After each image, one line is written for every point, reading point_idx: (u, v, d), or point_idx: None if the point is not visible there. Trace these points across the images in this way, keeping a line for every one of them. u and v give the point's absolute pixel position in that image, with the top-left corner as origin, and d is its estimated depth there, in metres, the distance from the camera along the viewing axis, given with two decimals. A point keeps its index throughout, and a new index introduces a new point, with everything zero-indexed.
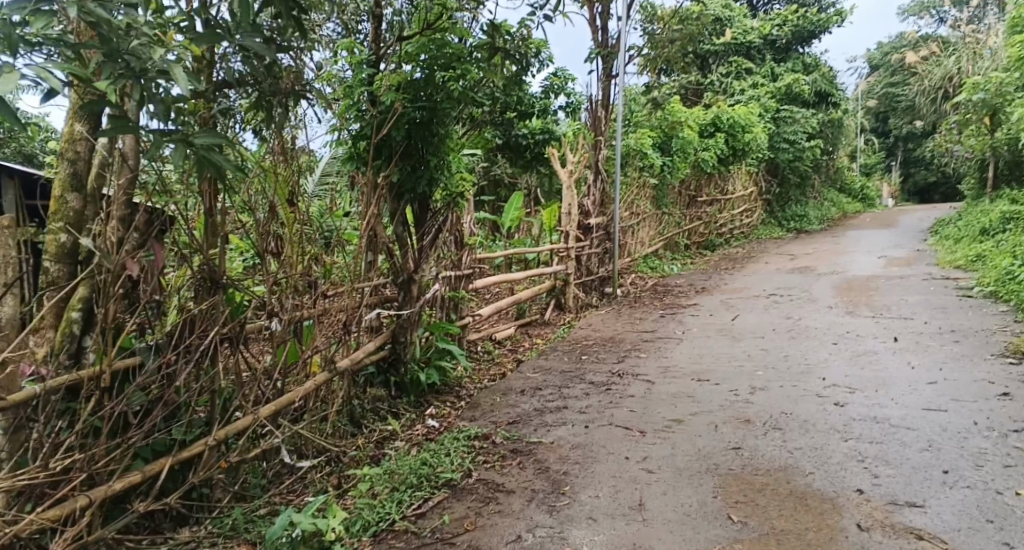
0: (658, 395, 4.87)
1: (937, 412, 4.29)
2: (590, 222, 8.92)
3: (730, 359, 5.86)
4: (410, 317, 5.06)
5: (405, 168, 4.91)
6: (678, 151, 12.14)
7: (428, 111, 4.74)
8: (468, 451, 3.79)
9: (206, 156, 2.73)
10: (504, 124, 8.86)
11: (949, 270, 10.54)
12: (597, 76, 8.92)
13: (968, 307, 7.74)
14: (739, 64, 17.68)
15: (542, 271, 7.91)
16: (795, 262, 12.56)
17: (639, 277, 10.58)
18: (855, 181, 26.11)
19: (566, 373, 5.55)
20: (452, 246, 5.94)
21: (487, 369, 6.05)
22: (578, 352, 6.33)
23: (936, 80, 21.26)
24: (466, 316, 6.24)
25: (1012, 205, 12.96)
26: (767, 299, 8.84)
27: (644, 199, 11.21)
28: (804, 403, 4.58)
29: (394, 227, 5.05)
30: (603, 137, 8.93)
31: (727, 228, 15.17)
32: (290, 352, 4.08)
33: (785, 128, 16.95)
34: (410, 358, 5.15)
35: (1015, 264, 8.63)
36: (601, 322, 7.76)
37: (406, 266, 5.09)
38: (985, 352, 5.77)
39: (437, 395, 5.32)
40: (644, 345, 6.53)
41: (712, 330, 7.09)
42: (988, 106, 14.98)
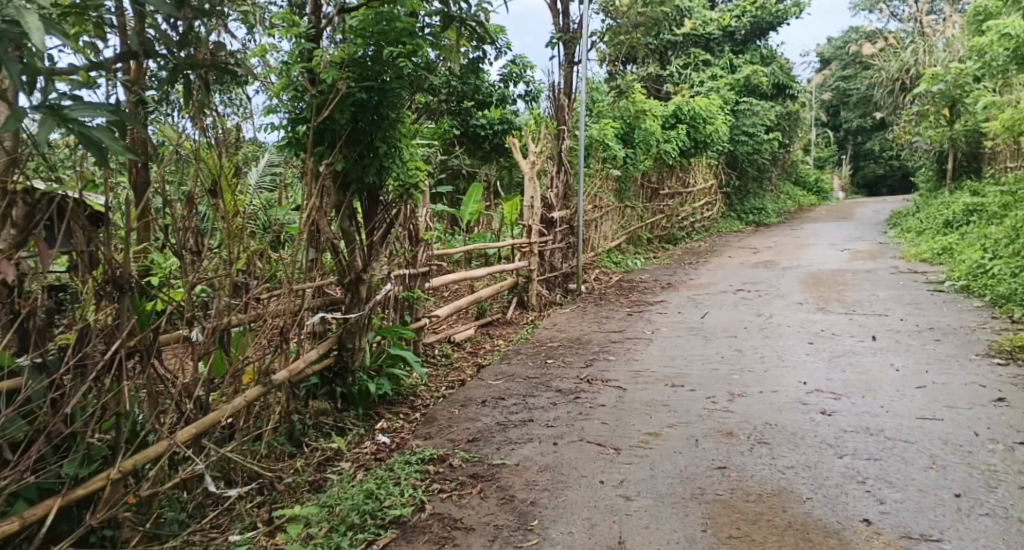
0: (632, 403, 4.47)
1: (934, 422, 3.96)
2: (554, 215, 8.49)
3: (704, 362, 5.49)
4: (358, 321, 4.60)
5: (352, 155, 4.41)
6: (640, 143, 11.79)
7: (375, 91, 4.26)
8: (422, 479, 3.33)
9: (85, 134, 2.21)
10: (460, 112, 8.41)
11: (915, 263, 10.38)
12: (560, 62, 8.51)
13: (943, 302, 7.51)
14: (697, 56, 17.39)
15: (503, 268, 7.46)
16: (758, 255, 12.31)
17: (603, 272, 10.20)
18: (811, 175, 26.15)
19: (530, 379, 5.12)
20: (405, 241, 5.47)
21: (445, 375, 5.60)
22: (542, 355, 5.90)
23: (892, 72, 21.30)
24: (422, 318, 5.78)
25: (974, 197, 12.90)
26: (735, 295, 8.51)
27: (606, 191, 10.82)
28: (788, 412, 4.22)
29: (341, 220, 4.57)
30: (566, 127, 8.54)
31: (689, 221, 14.88)
32: (215, 363, 3.62)
33: (744, 120, 16.88)
34: (358, 367, 4.70)
35: (986, 257, 8.45)
36: (566, 321, 7.33)
37: (354, 264, 4.63)
38: (969, 352, 5.50)
39: (389, 406, 4.85)
40: (613, 346, 6.13)
41: (682, 329, 6.71)
42: (947, 98, 14.95)
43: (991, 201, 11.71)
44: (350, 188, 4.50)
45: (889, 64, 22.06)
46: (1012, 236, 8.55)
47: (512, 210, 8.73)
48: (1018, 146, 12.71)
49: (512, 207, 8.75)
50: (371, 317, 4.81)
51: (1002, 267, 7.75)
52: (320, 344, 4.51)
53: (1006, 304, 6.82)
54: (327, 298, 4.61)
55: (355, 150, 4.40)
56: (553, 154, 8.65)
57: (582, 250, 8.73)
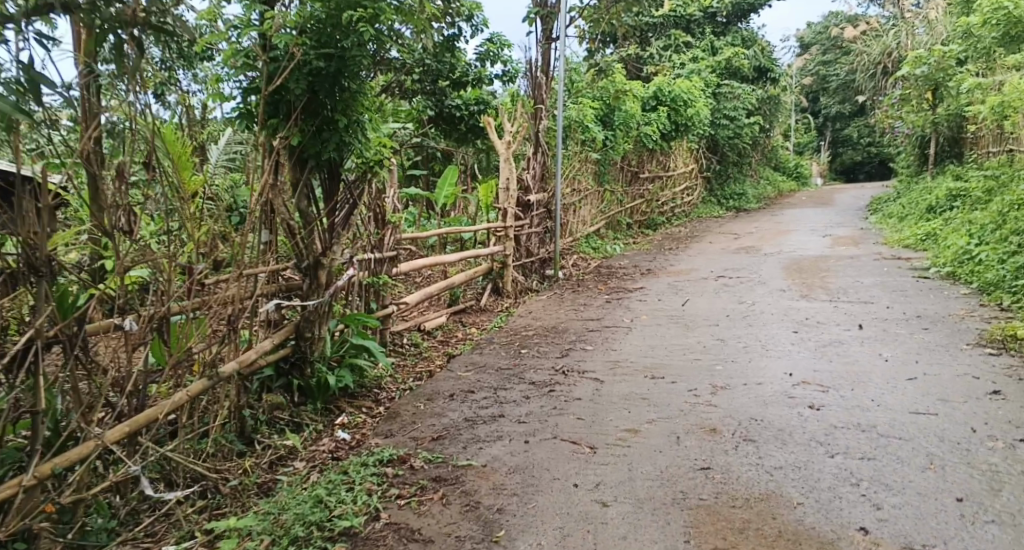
0: (609, 397, 4.21)
1: (928, 417, 3.73)
2: (531, 198, 8.19)
3: (684, 352, 5.26)
4: (317, 307, 4.33)
5: (309, 128, 4.20)
6: (620, 125, 11.51)
7: (334, 60, 4.04)
8: (379, 483, 3.06)
9: None
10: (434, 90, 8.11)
11: (898, 249, 10.20)
12: (537, 39, 8.21)
13: (928, 289, 7.32)
14: (678, 38, 17.13)
15: (477, 253, 7.18)
16: (739, 241, 12.10)
17: (581, 258, 9.94)
18: (790, 160, 26.01)
19: (503, 371, 4.86)
20: (371, 224, 5.19)
21: (413, 365, 5.32)
22: (515, 344, 5.64)
23: (873, 56, 21.12)
24: (390, 305, 5.49)
25: (957, 181, 12.76)
26: (716, 281, 8.28)
27: (586, 174, 10.56)
28: (774, 406, 3.98)
29: (298, 199, 4.32)
30: (544, 106, 8.24)
31: (669, 207, 14.65)
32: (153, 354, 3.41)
33: (725, 103, 16.63)
34: (318, 357, 4.43)
35: (971, 243, 8.26)
36: (542, 309, 7.06)
37: (313, 246, 4.38)
38: (959, 341, 5.29)
39: (351, 400, 4.58)
40: (590, 335, 5.88)
41: (662, 317, 6.47)
42: (930, 82, 14.77)
43: (974, 186, 11.55)
44: (308, 164, 4.26)
45: (871, 48, 21.88)
46: (998, 222, 8.37)
47: (488, 193, 8.43)
48: (1001, 131, 12.56)
49: (488, 190, 8.45)
50: (332, 304, 4.55)
51: (988, 253, 7.56)
52: (276, 332, 4.25)
53: (994, 292, 6.62)
54: (283, 284, 4.36)
55: (311, 122, 4.20)
56: (530, 135, 8.36)
57: (559, 235, 8.46)
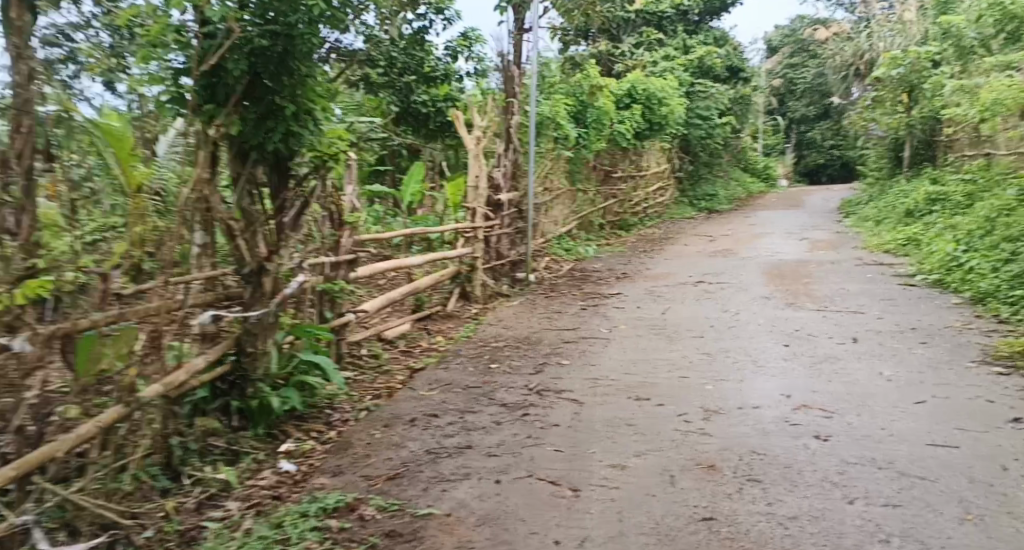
0: (589, 424, 3.75)
1: (949, 450, 3.32)
2: (501, 197, 7.67)
3: (669, 368, 4.82)
4: (259, 319, 3.86)
5: (251, 116, 3.71)
6: (593, 122, 11.07)
7: (279, 36, 3.59)
8: (321, 541, 2.61)
9: None
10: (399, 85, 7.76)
11: (879, 254, 9.88)
12: (510, 28, 7.65)
13: (918, 298, 6.96)
14: (651, 35, 16.70)
15: (443, 256, 6.68)
16: (714, 244, 11.75)
17: (553, 260, 9.48)
18: (759, 161, 25.80)
19: (471, 390, 4.36)
20: (325, 223, 4.69)
21: (371, 382, 4.81)
22: (485, 358, 5.14)
23: (845, 57, 20.95)
24: (347, 314, 4.98)
25: (935, 185, 12.52)
26: (696, 287, 7.88)
27: (558, 173, 10.11)
28: (775, 437, 3.55)
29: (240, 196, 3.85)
30: (516, 100, 7.76)
31: (641, 207, 14.27)
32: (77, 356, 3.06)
33: (699, 103, 16.29)
34: (260, 375, 3.92)
35: (959, 249, 7.92)
36: (513, 316, 6.58)
37: (257, 249, 3.89)
38: (962, 358, 4.90)
39: (298, 423, 4.06)
40: (566, 347, 5.41)
41: (642, 327, 6.01)
42: (906, 83, 14.53)
43: (953, 190, 11.27)
44: (252, 157, 3.79)
45: (842, 50, 21.71)
46: (986, 228, 8.03)
47: (456, 191, 7.93)
48: (978, 133, 12.33)
49: (456, 188, 7.96)
50: (278, 315, 4.07)
51: (979, 260, 7.21)
52: (212, 347, 3.75)
53: (989, 302, 6.26)
54: (221, 291, 3.87)
55: (253, 109, 3.70)
56: (501, 131, 7.85)
57: (531, 236, 7.99)
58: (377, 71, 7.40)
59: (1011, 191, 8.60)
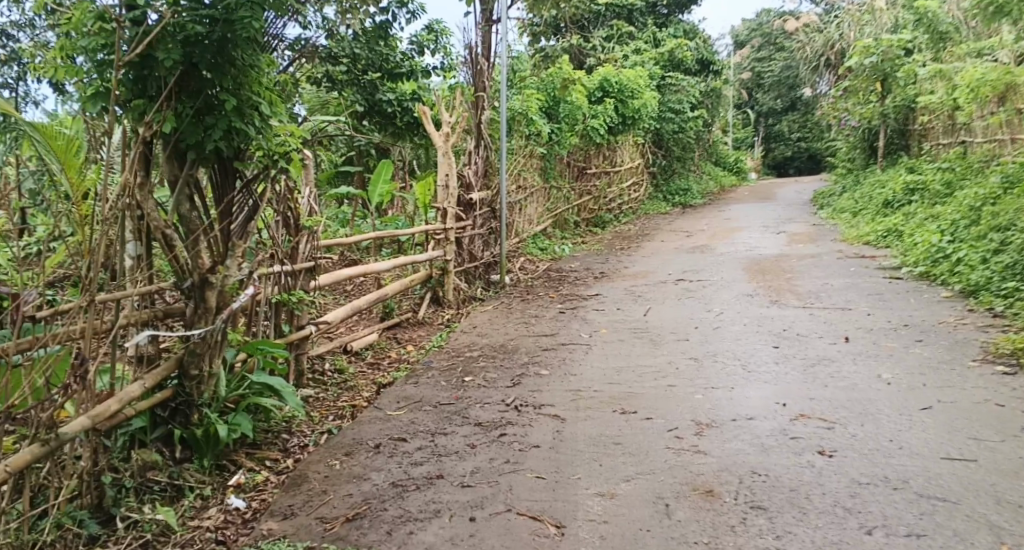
0: (573, 443, 3.43)
1: (967, 465, 3.04)
2: (472, 196, 7.31)
3: (655, 376, 4.49)
4: (203, 337, 3.50)
5: (188, 111, 3.32)
6: (565, 117, 10.73)
7: (218, 22, 3.23)
8: None
9: None
10: (363, 83, 7.34)
11: (860, 246, 9.66)
12: (477, 19, 7.26)
13: (906, 292, 6.71)
14: (621, 28, 16.39)
15: (413, 260, 6.31)
16: (692, 239, 11.50)
17: (528, 261, 9.16)
18: (730, 154, 25.66)
19: (443, 408, 4.00)
20: (280, 228, 4.32)
21: (334, 402, 4.44)
22: (458, 370, 4.79)
23: (815, 48, 20.85)
24: (308, 326, 4.60)
25: (912, 174, 12.35)
26: (677, 286, 7.59)
27: (530, 170, 9.77)
28: (775, 452, 3.25)
29: (179, 201, 3.51)
30: (485, 94, 7.39)
31: (616, 203, 13.99)
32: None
33: (670, 95, 16.06)
34: (206, 400, 3.56)
35: (945, 239, 7.69)
36: (487, 322, 6.22)
37: (199, 260, 3.52)
38: (962, 356, 4.63)
39: (252, 451, 3.69)
40: (545, 355, 5.08)
41: (624, 330, 5.68)
42: (879, 72, 14.33)
43: (931, 179, 11.08)
44: (190, 157, 3.42)
45: (812, 41, 21.58)
46: (972, 217, 7.79)
47: (425, 191, 7.57)
48: (954, 121, 12.18)
49: (425, 187, 7.59)
50: (226, 332, 3.71)
51: (967, 251, 6.98)
52: (151, 371, 3.40)
53: (982, 295, 6.00)
54: (160, 307, 3.51)
55: (190, 104, 3.32)
56: (471, 127, 7.50)
57: (505, 236, 7.64)
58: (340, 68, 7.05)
59: (994, 178, 8.38)
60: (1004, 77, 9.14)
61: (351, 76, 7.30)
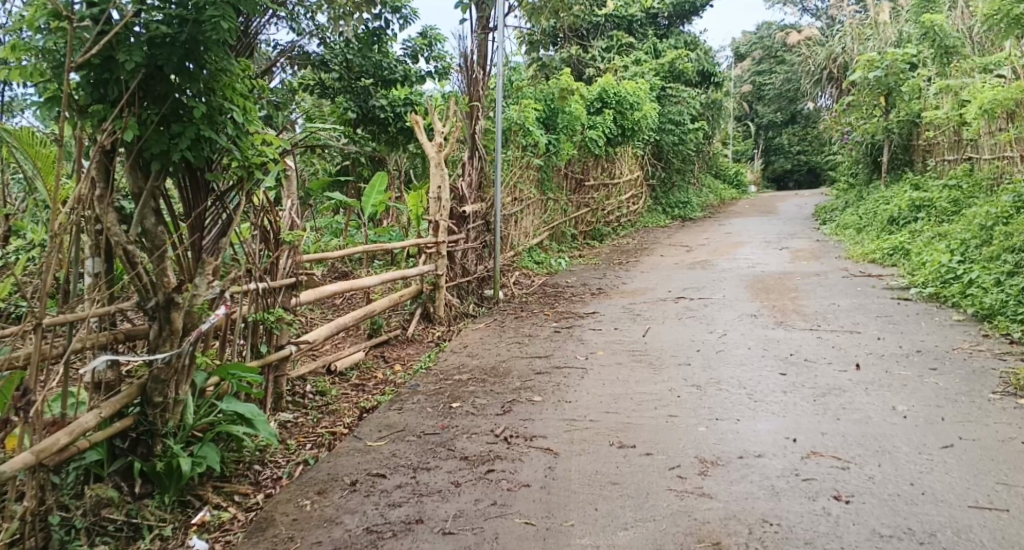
0: (566, 482, 3.19)
1: (997, 516, 2.80)
2: (466, 209, 7.06)
3: (655, 405, 4.22)
4: (168, 361, 3.29)
5: (153, 119, 3.12)
6: (564, 128, 10.49)
7: (187, 23, 3.06)
8: None
9: None
10: (357, 91, 7.18)
11: (865, 265, 9.41)
12: (472, 27, 7.01)
13: (916, 314, 6.44)
14: (621, 39, 16.19)
15: (403, 274, 6.05)
16: (692, 254, 11.26)
17: (524, 275, 8.91)
18: (730, 167, 25.46)
19: (427, 438, 3.75)
20: (258, 242, 4.08)
21: (313, 428, 4.18)
22: (445, 395, 4.52)
23: (817, 62, 20.66)
24: (288, 346, 4.33)
25: (917, 190, 12.11)
26: (677, 304, 7.33)
27: (527, 182, 9.52)
28: (785, 497, 3.00)
29: (144, 214, 3.28)
30: (480, 104, 7.13)
31: (614, 215, 13.76)
32: None
33: (670, 107, 15.85)
34: (171, 429, 3.34)
35: (954, 259, 7.43)
36: (479, 341, 5.96)
37: (164, 279, 3.29)
38: (980, 386, 4.37)
39: (220, 484, 3.44)
40: (538, 379, 4.81)
41: (622, 353, 5.42)
42: (883, 86, 14.09)
43: (938, 196, 10.84)
44: (155, 168, 3.20)
45: (814, 54, 21.40)
46: (982, 237, 7.54)
47: (418, 203, 7.32)
48: (960, 137, 11.94)
49: (418, 199, 7.35)
50: (195, 356, 3.49)
51: (979, 272, 6.71)
52: (109, 398, 3.18)
53: (996, 320, 5.74)
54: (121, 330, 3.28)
55: (155, 110, 3.11)
56: (465, 138, 7.26)
57: (499, 250, 7.38)
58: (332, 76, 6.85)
59: (1005, 197, 8.12)
60: (1016, 94, 8.89)
61: (344, 84, 7.12)
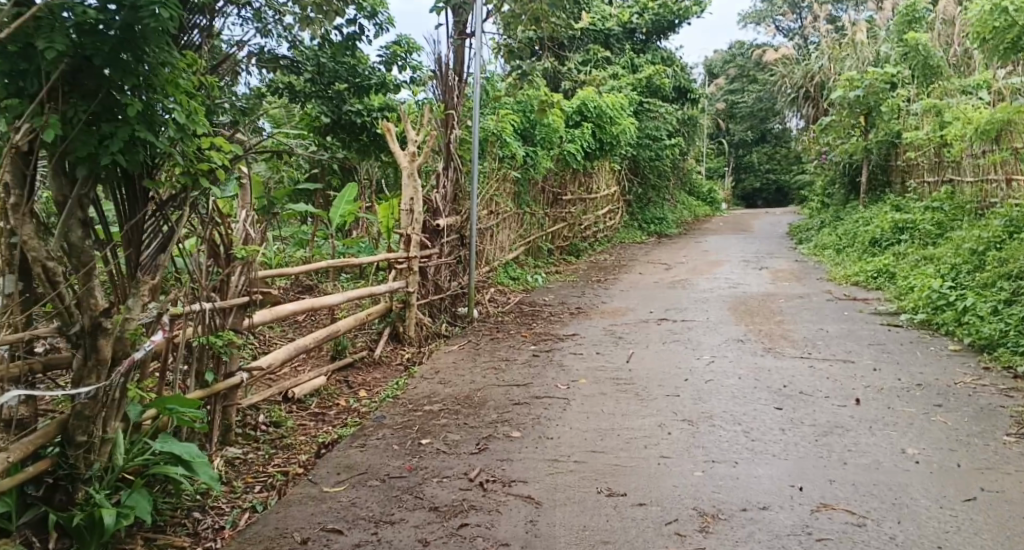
0: (552, 543, 2.86)
1: None
2: (439, 222, 6.67)
3: (644, 444, 3.85)
4: (94, 396, 2.90)
5: (82, 119, 2.72)
6: (541, 140, 10.15)
7: (124, 9, 2.67)
8: None
9: None
10: (329, 96, 6.70)
11: (849, 287, 9.15)
12: (448, 33, 6.64)
13: (909, 343, 6.15)
14: (598, 53, 15.93)
15: (370, 292, 5.62)
16: (671, 272, 10.96)
17: (499, 291, 8.53)
18: (704, 184, 25.31)
19: (391, 483, 3.41)
20: (206, 259, 3.67)
21: (264, 467, 3.75)
22: (413, 429, 4.11)
23: (794, 80, 20.55)
24: (239, 373, 3.89)
25: (898, 211, 11.94)
26: (660, 326, 6.99)
27: (503, 195, 9.15)
28: None
29: (68, 227, 2.86)
30: (455, 112, 6.72)
31: (591, 230, 13.44)
32: None
33: (648, 122, 15.57)
34: (96, 474, 2.94)
35: (946, 283, 7.15)
36: (451, 365, 5.55)
37: (91, 300, 2.91)
38: (990, 427, 4.06)
39: (152, 535, 3.04)
40: (516, 410, 4.43)
41: (605, 381, 5.03)
42: (863, 106, 13.94)
43: (920, 218, 10.65)
44: (82, 173, 2.79)
45: (791, 73, 21.33)
46: (973, 263, 7.29)
47: (388, 215, 6.91)
48: (941, 159, 11.78)
49: (388, 210, 6.94)
50: (127, 388, 3.08)
51: (974, 299, 6.43)
52: (22, 438, 2.78)
53: (997, 352, 5.45)
54: (39, 358, 2.89)
55: (84, 106, 2.71)
56: (439, 148, 6.86)
57: (474, 266, 6.98)
58: (303, 80, 6.50)
59: (996, 221, 7.88)
60: (1005, 117, 8.61)
61: (316, 89, 6.61)
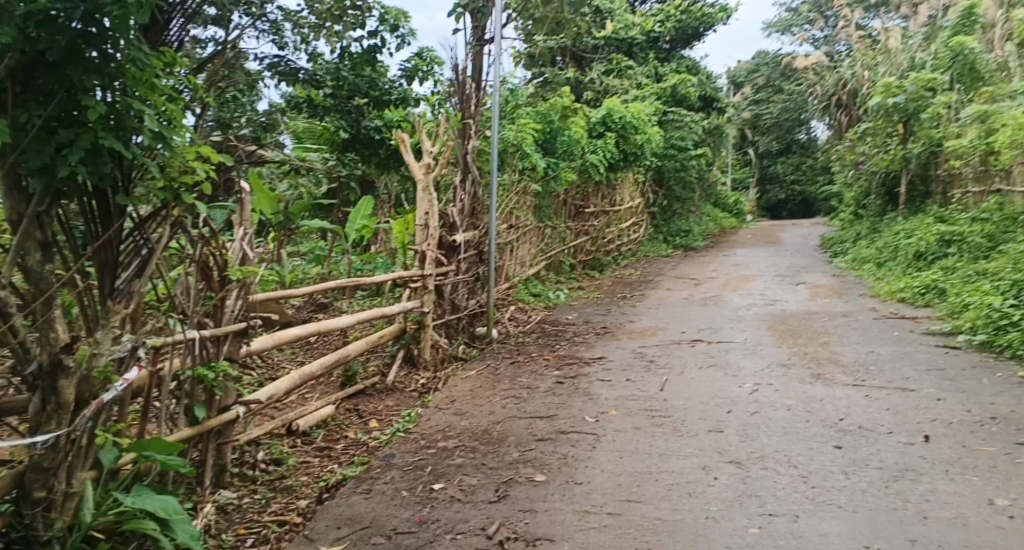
0: None
1: None
2: (456, 237, 6.24)
3: (688, 490, 3.38)
4: (53, 445, 2.52)
5: (36, 128, 2.33)
6: (563, 151, 9.68)
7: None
8: None
9: None
10: (350, 112, 6.40)
11: (893, 304, 8.60)
12: (466, 38, 6.21)
13: (971, 367, 5.61)
14: (620, 62, 15.28)
15: (382, 312, 5.19)
16: (700, 288, 10.46)
17: (520, 309, 8.09)
18: (729, 195, 24.68)
19: (398, 542, 3.01)
20: (195, 282, 3.25)
21: (258, 514, 3.33)
22: (425, 471, 3.68)
23: (825, 88, 19.92)
24: (234, 407, 3.48)
25: (942, 223, 11.34)
26: (694, 348, 6.51)
27: (524, 208, 8.70)
28: None
29: (24, 248, 2.48)
30: (472, 120, 6.31)
31: (615, 244, 12.97)
32: None
33: (673, 132, 15.11)
34: (56, 533, 2.55)
35: (1008, 300, 6.59)
36: (469, 393, 5.11)
37: (50, 333, 2.52)
38: None
39: None
40: (541, 447, 3.97)
41: (639, 413, 4.57)
42: (902, 114, 13.34)
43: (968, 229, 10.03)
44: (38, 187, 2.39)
45: (822, 80, 20.68)
46: None
47: (403, 230, 6.52)
48: (987, 167, 11.17)
49: (404, 226, 6.55)
50: (97, 434, 2.68)
51: None
52: None
53: None
54: None
55: (39, 110, 2.32)
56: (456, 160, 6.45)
57: (493, 283, 6.54)
58: (322, 93, 6.13)
59: None
60: None
61: (337, 101, 6.27)
